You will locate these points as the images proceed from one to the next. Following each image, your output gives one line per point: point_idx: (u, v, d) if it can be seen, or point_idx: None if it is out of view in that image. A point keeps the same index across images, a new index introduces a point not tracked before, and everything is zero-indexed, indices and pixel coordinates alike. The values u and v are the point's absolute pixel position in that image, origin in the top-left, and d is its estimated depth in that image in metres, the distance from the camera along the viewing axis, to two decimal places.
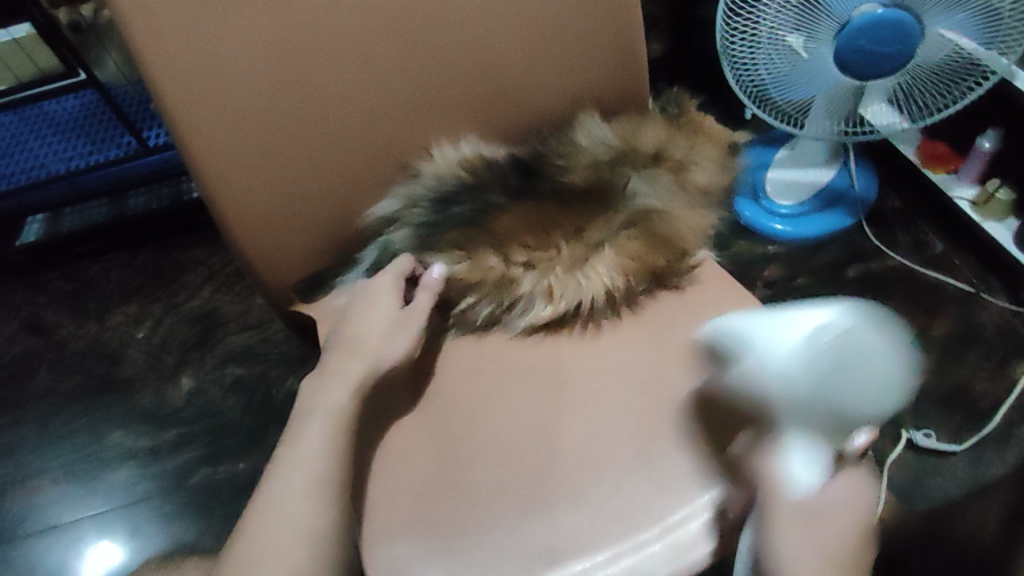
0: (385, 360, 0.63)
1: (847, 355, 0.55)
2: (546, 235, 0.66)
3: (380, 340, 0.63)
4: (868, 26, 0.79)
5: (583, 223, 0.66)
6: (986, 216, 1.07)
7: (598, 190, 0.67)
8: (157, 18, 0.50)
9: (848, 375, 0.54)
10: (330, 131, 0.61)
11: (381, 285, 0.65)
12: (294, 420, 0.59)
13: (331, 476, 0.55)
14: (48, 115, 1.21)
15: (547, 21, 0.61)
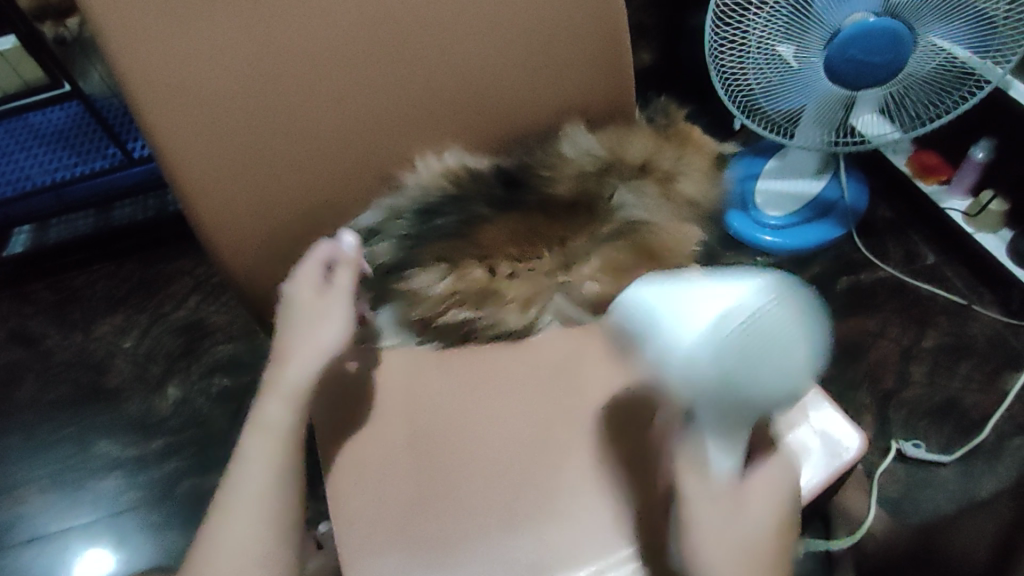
0: (319, 352, 0.61)
1: (763, 337, 0.49)
2: (531, 246, 0.65)
3: (310, 333, 0.61)
4: (859, 36, 0.80)
5: (568, 234, 0.65)
6: (979, 227, 1.07)
7: (584, 202, 0.66)
8: (133, 25, 0.49)
9: (758, 352, 0.49)
10: (312, 141, 0.60)
11: (307, 275, 0.62)
12: (244, 432, 0.58)
13: (283, 494, 0.54)
14: (33, 127, 1.21)
15: (530, 32, 0.61)
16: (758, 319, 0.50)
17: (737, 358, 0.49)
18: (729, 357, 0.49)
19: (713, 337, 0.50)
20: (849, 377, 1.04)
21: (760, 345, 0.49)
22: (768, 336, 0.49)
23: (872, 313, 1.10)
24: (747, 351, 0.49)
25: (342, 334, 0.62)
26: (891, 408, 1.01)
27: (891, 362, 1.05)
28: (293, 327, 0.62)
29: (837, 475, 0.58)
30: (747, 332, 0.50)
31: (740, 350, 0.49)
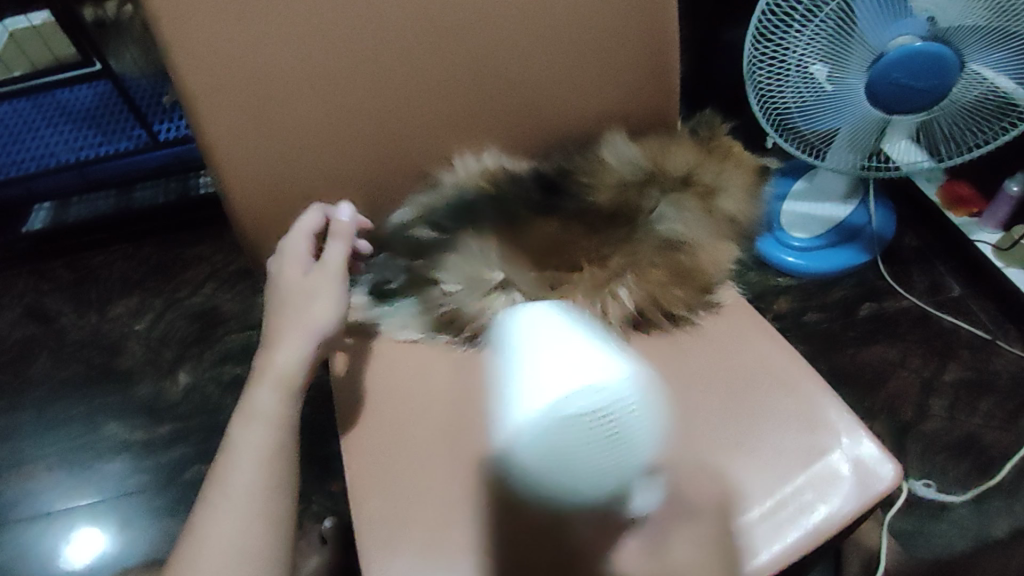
0: (305, 333, 0.56)
1: (604, 441, 0.53)
2: (565, 255, 0.65)
3: (298, 311, 0.57)
4: (903, 59, 0.79)
5: (608, 249, 0.65)
6: (1007, 262, 1.05)
7: (624, 214, 0.66)
8: (184, 8, 0.49)
9: (589, 458, 0.53)
10: (354, 134, 0.60)
11: (299, 244, 0.59)
12: (233, 422, 0.55)
13: (275, 487, 0.53)
14: (61, 104, 1.19)
15: (578, 35, 0.60)
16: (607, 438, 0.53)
17: (554, 458, 0.53)
18: (556, 451, 0.53)
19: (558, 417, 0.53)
20: (867, 406, 1.03)
21: (594, 449, 0.53)
22: (602, 450, 0.53)
23: (893, 343, 1.08)
24: (566, 465, 0.53)
25: (333, 318, 0.57)
26: (908, 440, 1.00)
27: (911, 394, 1.04)
28: (286, 299, 0.58)
29: (868, 506, 0.57)
30: (602, 447, 0.53)
31: (547, 443, 0.53)
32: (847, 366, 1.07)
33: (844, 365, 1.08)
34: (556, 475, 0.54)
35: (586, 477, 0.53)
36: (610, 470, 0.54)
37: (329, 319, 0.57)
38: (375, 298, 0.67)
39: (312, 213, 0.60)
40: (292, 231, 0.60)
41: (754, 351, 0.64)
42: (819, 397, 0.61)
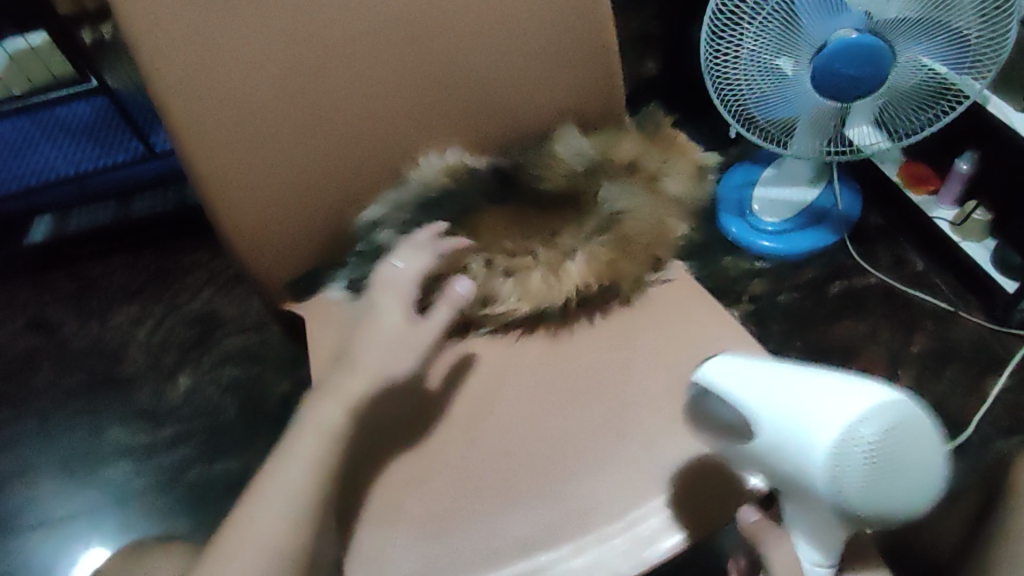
0: (381, 364, 0.57)
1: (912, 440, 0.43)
2: (524, 240, 0.69)
3: (379, 339, 0.57)
4: (842, 48, 0.88)
5: (558, 228, 0.70)
6: (965, 235, 1.11)
7: (571, 200, 0.71)
8: (164, 32, 0.55)
9: (900, 478, 0.43)
10: (325, 139, 0.65)
11: (407, 282, 0.61)
12: (290, 432, 0.56)
13: (301, 492, 0.52)
14: (59, 120, 1.25)
15: (526, 38, 0.65)
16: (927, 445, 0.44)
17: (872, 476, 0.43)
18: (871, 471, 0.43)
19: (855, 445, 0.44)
20: None
21: (896, 462, 0.43)
22: (907, 448, 0.43)
23: (861, 318, 1.13)
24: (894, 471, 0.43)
25: (407, 363, 0.58)
26: None
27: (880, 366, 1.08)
28: (375, 344, 0.57)
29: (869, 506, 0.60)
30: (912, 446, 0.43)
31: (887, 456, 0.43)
32: (820, 343, 1.11)
33: (817, 342, 1.11)
34: (880, 506, 0.44)
35: (900, 500, 0.43)
36: (925, 476, 0.44)
37: (403, 364, 0.58)
38: (354, 291, 0.73)
39: (421, 254, 0.64)
40: (404, 261, 0.63)
41: (696, 323, 0.68)
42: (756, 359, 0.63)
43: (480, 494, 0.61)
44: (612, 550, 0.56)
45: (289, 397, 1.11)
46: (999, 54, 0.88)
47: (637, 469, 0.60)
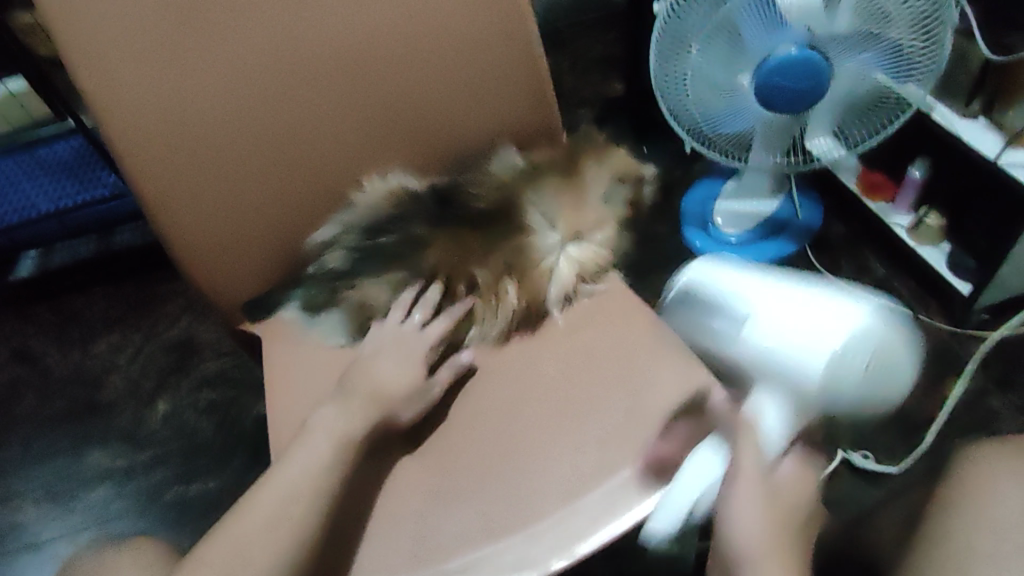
0: (380, 418, 0.64)
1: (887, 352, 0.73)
2: (460, 259, 0.71)
3: (382, 395, 0.65)
4: (782, 65, 0.92)
5: (489, 244, 0.72)
6: (920, 240, 1.12)
7: (504, 213, 0.73)
8: (116, 72, 0.59)
9: None
10: (270, 165, 0.69)
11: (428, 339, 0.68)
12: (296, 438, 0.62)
13: (258, 507, 0.56)
14: (39, 158, 1.31)
15: (457, 65, 0.69)
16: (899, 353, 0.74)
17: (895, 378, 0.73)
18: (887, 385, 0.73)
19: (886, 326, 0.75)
20: None
21: (891, 365, 0.73)
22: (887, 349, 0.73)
23: None
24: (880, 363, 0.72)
25: (408, 413, 0.65)
26: None
27: None
28: (387, 380, 0.65)
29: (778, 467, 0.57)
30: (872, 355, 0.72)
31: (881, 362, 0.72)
32: None
33: None
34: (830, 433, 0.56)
35: None
36: None
37: (405, 415, 0.65)
38: (306, 310, 0.75)
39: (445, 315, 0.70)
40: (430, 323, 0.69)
41: (629, 332, 0.69)
42: (684, 363, 0.65)
43: (420, 499, 0.62)
44: (542, 545, 0.56)
45: (265, 419, 1.13)
46: (938, 62, 0.91)
47: (569, 469, 0.61)
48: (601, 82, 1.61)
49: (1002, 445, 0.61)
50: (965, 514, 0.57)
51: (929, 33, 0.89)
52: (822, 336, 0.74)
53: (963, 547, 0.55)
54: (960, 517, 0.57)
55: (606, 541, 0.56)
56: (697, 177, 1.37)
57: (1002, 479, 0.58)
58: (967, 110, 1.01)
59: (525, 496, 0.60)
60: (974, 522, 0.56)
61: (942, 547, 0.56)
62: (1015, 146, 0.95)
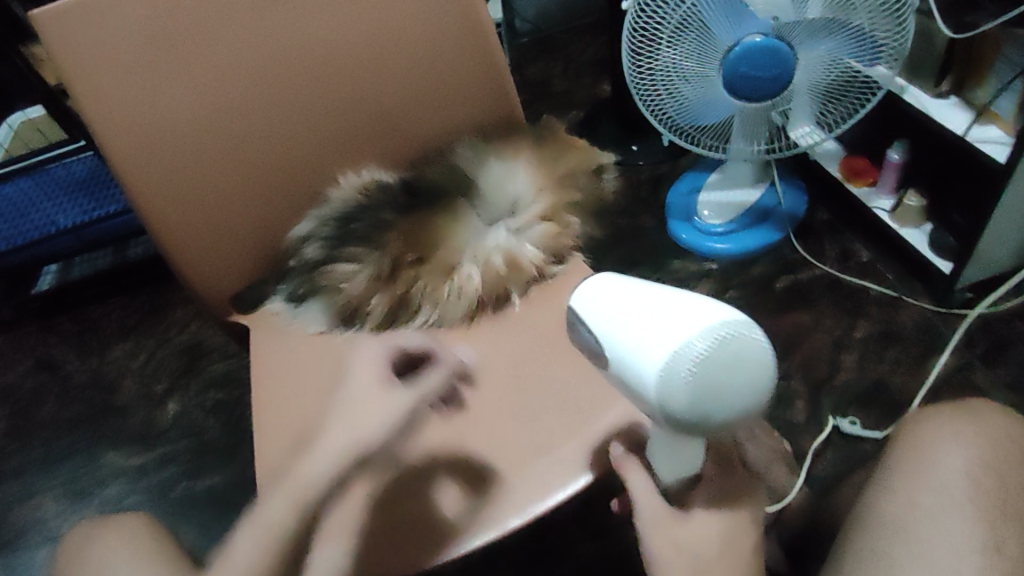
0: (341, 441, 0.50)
1: (731, 365, 0.42)
2: (422, 247, 0.75)
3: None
4: (747, 53, 0.95)
5: (451, 231, 0.76)
6: (903, 223, 1.13)
7: (465, 199, 0.78)
8: (107, 83, 0.65)
9: None
10: (251, 165, 0.74)
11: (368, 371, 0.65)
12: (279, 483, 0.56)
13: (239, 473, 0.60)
14: (56, 178, 1.38)
15: (423, 64, 0.75)
16: (765, 354, 0.43)
17: (696, 394, 0.42)
18: (696, 392, 0.42)
19: (675, 377, 0.42)
20: (784, 369, 1.08)
21: (717, 378, 0.42)
22: (736, 371, 0.42)
23: (807, 309, 1.15)
24: (708, 400, 0.42)
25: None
26: (821, 394, 1.04)
27: (824, 353, 1.09)
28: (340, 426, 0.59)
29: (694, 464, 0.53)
30: (725, 372, 0.41)
31: (695, 391, 0.42)
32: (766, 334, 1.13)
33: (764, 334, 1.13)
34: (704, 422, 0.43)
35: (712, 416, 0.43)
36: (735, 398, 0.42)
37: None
38: (290, 302, 0.78)
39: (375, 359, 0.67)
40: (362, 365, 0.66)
41: None
42: None
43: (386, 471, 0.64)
44: (496, 506, 0.61)
45: None
46: (902, 44, 0.94)
47: (526, 433, 0.65)
48: (591, 86, 1.66)
49: (954, 406, 0.54)
50: (905, 478, 0.50)
51: (894, 13, 0.92)
52: (648, 346, 0.44)
53: (898, 508, 0.48)
54: (901, 480, 0.50)
55: (555, 503, 0.60)
56: (684, 171, 1.40)
57: (947, 437, 0.51)
58: (936, 91, 1.01)
59: (491, 461, 0.64)
60: (913, 483, 0.49)
61: (878, 512, 0.49)
62: (983, 122, 0.96)
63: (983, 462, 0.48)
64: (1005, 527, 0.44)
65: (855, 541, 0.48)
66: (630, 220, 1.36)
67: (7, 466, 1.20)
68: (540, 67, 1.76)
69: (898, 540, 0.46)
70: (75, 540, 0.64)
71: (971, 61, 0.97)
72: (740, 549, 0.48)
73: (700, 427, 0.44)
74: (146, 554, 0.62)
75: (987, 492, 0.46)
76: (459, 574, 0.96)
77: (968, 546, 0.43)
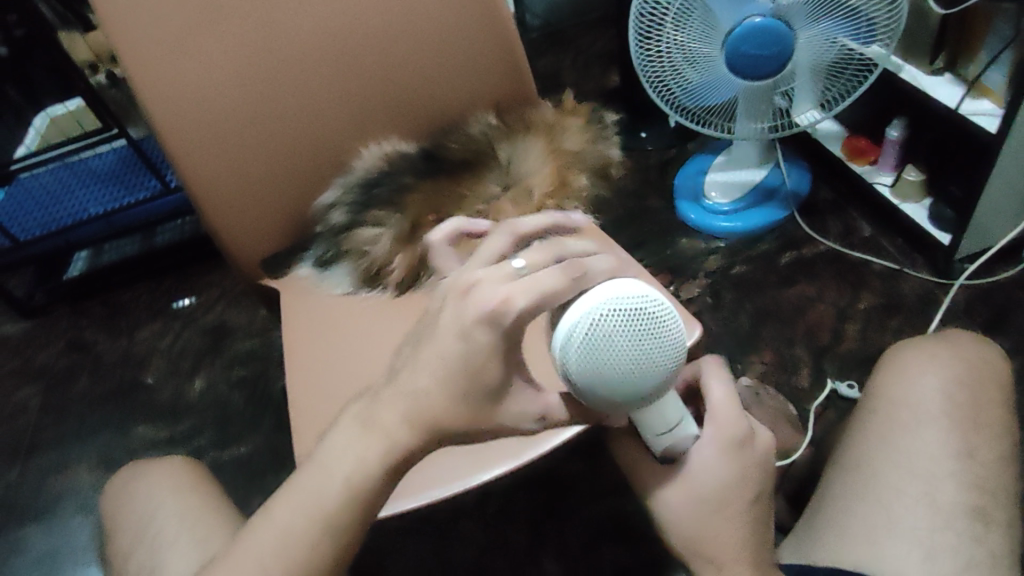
0: (479, 335, 0.42)
1: (642, 334, 0.43)
2: (439, 211, 0.79)
3: (468, 293, 0.43)
4: (748, 33, 0.99)
5: (467, 194, 0.80)
6: (904, 198, 1.16)
7: (475, 163, 0.81)
8: (152, 59, 0.70)
9: None
10: (282, 135, 0.79)
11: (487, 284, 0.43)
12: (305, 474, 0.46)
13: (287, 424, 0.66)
14: (91, 169, 1.42)
15: (440, 39, 0.80)
16: (671, 340, 0.45)
17: (595, 363, 0.43)
18: (592, 361, 0.43)
19: (577, 344, 0.43)
20: (788, 337, 1.12)
21: (613, 352, 0.43)
22: (645, 341, 0.44)
23: (811, 281, 1.19)
24: (607, 366, 0.43)
25: (526, 304, 0.41)
26: (824, 360, 1.08)
27: (828, 322, 1.13)
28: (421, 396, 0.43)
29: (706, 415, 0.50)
30: (633, 341, 0.43)
31: (597, 350, 0.43)
32: (770, 306, 1.17)
33: (768, 305, 1.17)
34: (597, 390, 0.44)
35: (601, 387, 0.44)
36: (627, 377, 0.44)
37: (516, 304, 0.41)
38: (318, 266, 0.84)
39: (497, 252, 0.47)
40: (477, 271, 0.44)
41: None
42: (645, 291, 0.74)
43: (426, 354, 0.44)
44: (505, 450, 0.66)
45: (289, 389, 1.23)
46: (896, 23, 0.97)
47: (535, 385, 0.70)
48: (600, 76, 1.71)
49: (932, 336, 0.62)
50: (888, 393, 0.59)
51: None
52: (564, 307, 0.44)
53: (882, 422, 0.57)
54: (883, 396, 0.59)
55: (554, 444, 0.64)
56: (691, 155, 1.44)
57: (925, 360, 0.59)
58: (932, 68, 1.05)
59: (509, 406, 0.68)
60: (894, 403, 0.58)
61: (866, 421, 0.59)
62: (976, 96, 1.00)
63: (960, 378, 0.57)
64: (976, 436, 0.54)
65: (848, 444, 0.59)
66: (639, 202, 1.40)
67: (43, 439, 1.26)
68: (549, 60, 1.81)
69: (885, 447, 0.56)
70: (122, 479, 0.69)
71: (963, 37, 1.00)
72: (736, 492, 0.49)
73: (586, 391, 0.44)
74: (188, 486, 0.65)
75: (959, 404, 0.56)
76: (479, 530, 1.01)
77: (944, 452, 0.53)
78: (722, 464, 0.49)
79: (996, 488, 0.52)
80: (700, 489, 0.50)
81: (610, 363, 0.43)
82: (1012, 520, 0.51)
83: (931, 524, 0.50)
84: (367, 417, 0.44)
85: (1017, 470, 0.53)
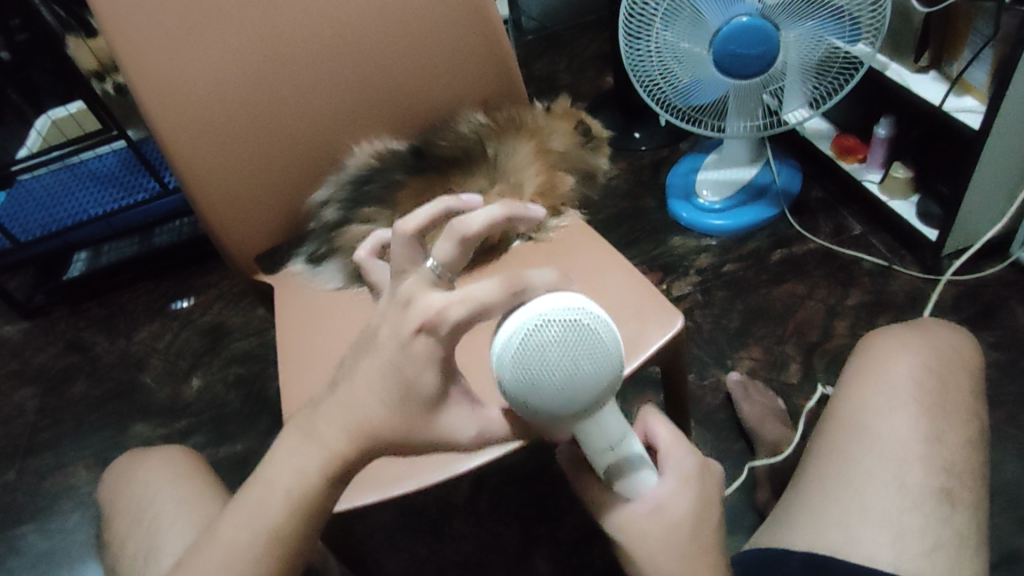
0: (419, 346, 0.43)
1: (576, 348, 0.43)
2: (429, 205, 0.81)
3: (407, 303, 0.44)
4: (734, 34, 1.01)
5: (456, 188, 0.81)
6: (892, 195, 1.18)
7: (464, 159, 0.82)
8: (149, 61, 0.71)
9: None
10: (276, 136, 0.80)
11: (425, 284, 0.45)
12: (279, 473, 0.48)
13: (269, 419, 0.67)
14: (93, 171, 1.46)
15: (430, 40, 0.81)
16: (609, 354, 0.44)
17: (528, 373, 0.42)
18: (524, 370, 0.42)
19: (512, 354, 0.42)
20: (778, 334, 1.13)
21: (545, 362, 0.42)
22: (579, 354, 0.43)
23: (801, 279, 1.20)
24: (539, 375, 0.42)
25: (461, 314, 0.42)
26: (814, 357, 1.09)
27: (818, 319, 1.14)
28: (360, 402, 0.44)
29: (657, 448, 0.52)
30: (567, 352, 0.42)
31: (531, 359, 0.42)
32: (761, 303, 1.18)
33: (759, 302, 1.18)
34: (531, 399, 0.44)
35: (535, 398, 0.43)
36: (559, 388, 0.43)
37: (451, 314, 0.42)
38: (310, 262, 0.85)
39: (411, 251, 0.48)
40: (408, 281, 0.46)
41: (587, 263, 0.80)
42: (631, 285, 0.76)
43: (364, 368, 0.45)
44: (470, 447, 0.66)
45: None
46: (880, 21, 0.99)
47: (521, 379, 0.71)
48: (594, 79, 1.72)
49: (903, 326, 0.66)
50: (862, 382, 0.61)
51: None
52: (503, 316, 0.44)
53: (857, 410, 0.60)
54: (856, 382, 0.62)
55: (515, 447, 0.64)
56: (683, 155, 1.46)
57: (897, 351, 0.62)
58: (916, 66, 1.07)
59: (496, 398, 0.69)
60: (868, 390, 0.60)
61: (840, 408, 0.61)
62: (960, 94, 1.01)
63: (928, 367, 0.60)
64: (943, 422, 0.57)
65: (825, 431, 0.61)
66: (631, 202, 1.42)
67: (41, 438, 1.27)
68: (545, 63, 1.82)
69: (860, 434, 0.58)
70: (115, 471, 0.70)
71: (948, 36, 1.02)
72: (697, 509, 0.49)
73: (520, 400, 0.44)
74: (184, 473, 0.67)
75: (928, 391, 0.59)
76: (471, 526, 1.02)
77: (913, 437, 0.56)
78: (681, 496, 0.49)
79: (962, 470, 0.55)
80: (674, 517, 0.48)
81: (544, 373, 0.42)
82: (977, 501, 0.54)
83: (901, 505, 0.53)
84: (308, 427, 0.45)
85: (981, 455, 0.56)
